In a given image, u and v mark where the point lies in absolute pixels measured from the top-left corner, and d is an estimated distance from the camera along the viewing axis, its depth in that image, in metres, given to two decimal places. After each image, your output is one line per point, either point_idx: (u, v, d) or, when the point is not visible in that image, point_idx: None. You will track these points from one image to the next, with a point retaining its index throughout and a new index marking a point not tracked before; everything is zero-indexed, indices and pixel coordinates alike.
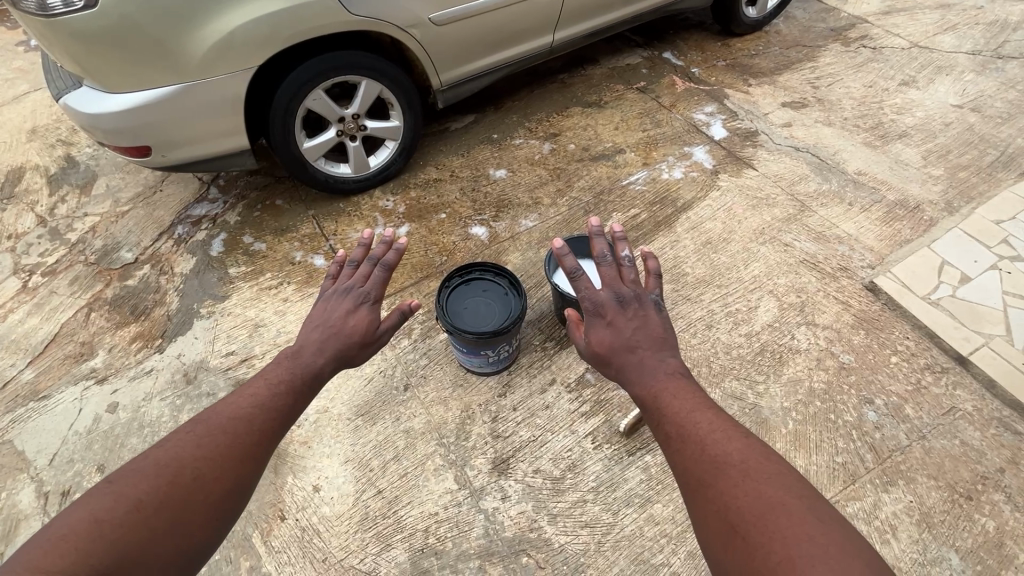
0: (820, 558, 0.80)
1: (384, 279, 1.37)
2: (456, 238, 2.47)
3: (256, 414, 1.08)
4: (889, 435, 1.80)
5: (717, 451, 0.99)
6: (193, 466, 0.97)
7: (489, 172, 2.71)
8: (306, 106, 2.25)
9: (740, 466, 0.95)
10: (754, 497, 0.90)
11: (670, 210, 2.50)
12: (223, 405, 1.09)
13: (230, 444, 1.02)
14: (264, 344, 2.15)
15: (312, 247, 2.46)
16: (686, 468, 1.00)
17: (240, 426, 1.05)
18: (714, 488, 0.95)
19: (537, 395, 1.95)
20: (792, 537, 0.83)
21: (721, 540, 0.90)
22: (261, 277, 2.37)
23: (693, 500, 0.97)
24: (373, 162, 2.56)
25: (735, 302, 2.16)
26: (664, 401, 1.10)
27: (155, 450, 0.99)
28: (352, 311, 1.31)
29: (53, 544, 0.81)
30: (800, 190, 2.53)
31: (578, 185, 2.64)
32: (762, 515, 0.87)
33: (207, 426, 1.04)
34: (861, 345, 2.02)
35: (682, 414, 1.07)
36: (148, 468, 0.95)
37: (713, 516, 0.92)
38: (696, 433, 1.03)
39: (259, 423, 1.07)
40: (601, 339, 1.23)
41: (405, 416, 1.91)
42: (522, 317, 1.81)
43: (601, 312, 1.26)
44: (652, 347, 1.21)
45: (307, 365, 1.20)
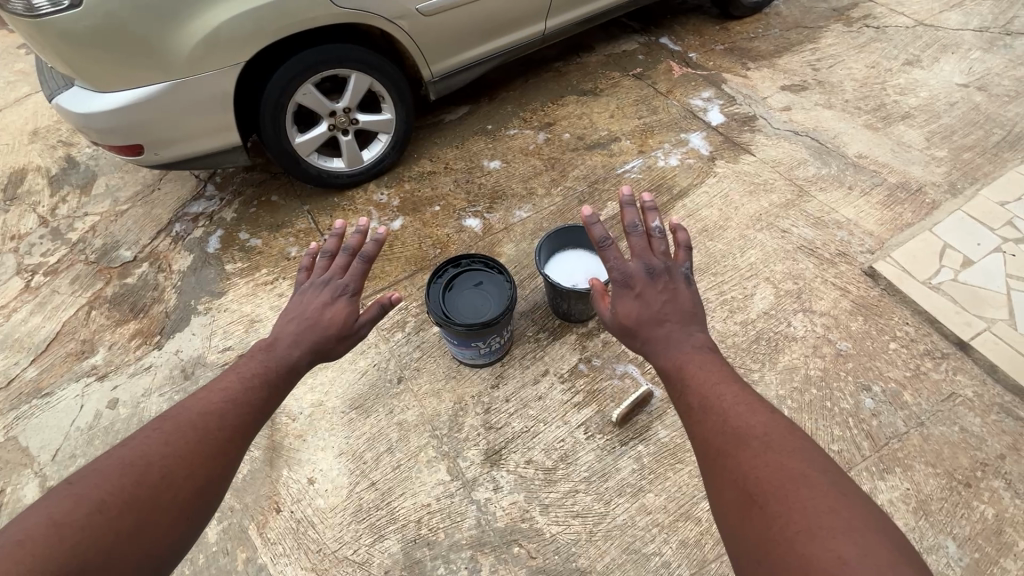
0: (842, 531, 0.80)
1: (363, 271, 1.39)
2: (450, 230, 2.46)
3: (229, 409, 1.09)
4: (886, 423, 1.77)
5: (739, 423, 0.98)
6: (162, 464, 0.97)
7: (484, 164, 2.70)
8: (297, 100, 2.25)
9: (762, 438, 0.95)
10: (775, 469, 0.90)
11: (665, 198, 2.47)
12: (198, 400, 1.10)
13: (201, 440, 1.03)
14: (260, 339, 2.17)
15: (307, 242, 2.47)
16: (706, 438, 0.99)
17: (211, 422, 1.06)
18: (732, 458, 0.94)
19: (530, 386, 1.95)
20: (813, 509, 0.83)
21: (737, 509, 0.90)
22: (257, 273, 2.38)
23: (710, 469, 0.97)
24: (366, 156, 2.56)
25: (731, 290, 2.13)
26: (689, 373, 1.09)
27: (121, 449, 0.98)
28: (331, 303, 1.34)
29: (10, 549, 0.79)
30: (799, 175, 2.48)
31: (573, 175, 2.62)
32: (783, 486, 0.87)
33: (176, 423, 1.04)
34: (859, 331, 1.98)
35: (706, 385, 1.06)
36: (111, 467, 0.94)
37: (731, 486, 0.92)
38: (718, 405, 1.02)
39: (232, 418, 1.09)
40: (627, 311, 1.22)
41: (398, 409, 1.92)
42: (512, 309, 1.79)
43: (629, 284, 1.24)
44: (680, 320, 1.19)
45: (284, 358, 1.23)
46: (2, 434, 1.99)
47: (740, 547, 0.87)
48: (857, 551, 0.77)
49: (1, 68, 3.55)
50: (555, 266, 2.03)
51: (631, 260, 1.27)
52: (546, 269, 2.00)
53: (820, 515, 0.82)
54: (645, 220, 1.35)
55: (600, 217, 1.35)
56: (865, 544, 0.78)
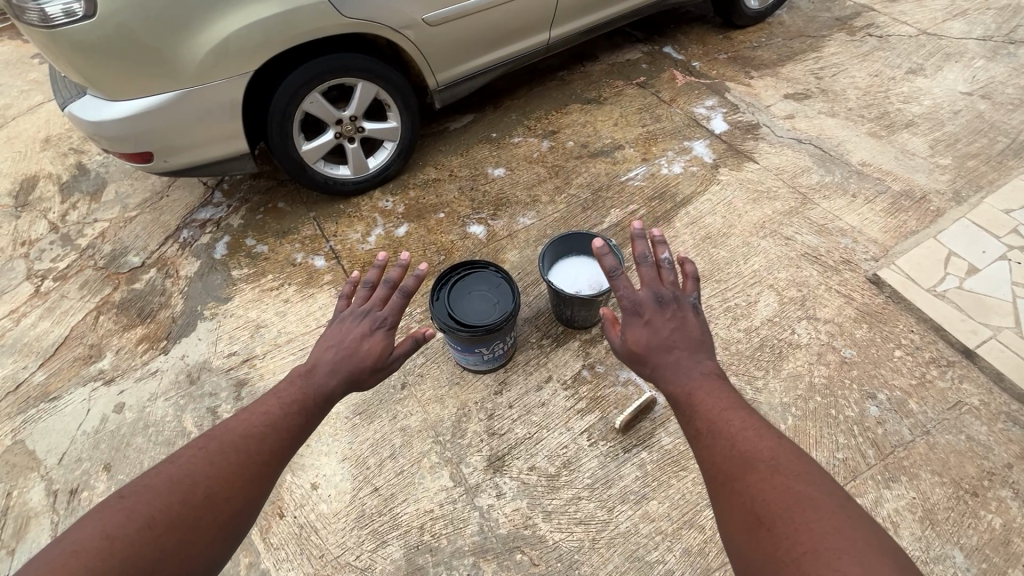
0: (847, 551, 0.79)
1: (399, 303, 1.35)
2: (454, 237, 2.48)
3: (269, 433, 1.10)
4: (892, 430, 1.76)
5: (747, 447, 0.98)
6: (206, 484, 0.99)
7: (488, 171, 2.72)
8: (304, 108, 2.28)
9: (770, 461, 0.95)
10: (782, 490, 0.90)
11: (669, 205, 2.48)
12: (238, 421, 1.11)
13: (241, 462, 1.04)
14: (265, 345, 2.19)
15: (312, 248, 2.49)
16: (713, 461, 1.00)
17: (252, 445, 1.07)
18: (741, 480, 0.94)
19: (534, 392, 1.95)
20: (819, 529, 0.83)
21: (746, 531, 0.90)
22: (263, 279, 2.40)
23: (718, 492, 0.97)
24: (372, 163, 2.59)
25: (735, 297, 2.13)
26: (698, 399, 1.09)
27: (167, 467, 1.00)
28: (371, 332, 1.31)
29: (64, 560, 0.82)
30: (802, 182, 2.49)
31: (577, 182, 2.63)
32: (790, 508, 0.87)
33: (219, 443, 1.06)
34: (863, 339, 1.98)
35: (715, 410, 1.06)
36: (160, 483, 0.97)
37: (739, 508, 0.92)
38: (726, 430, 1.02)
39: (271, 442, 1.09)
40: (637, 336, 1.22)
41: (402, 414, 1.93)
42: (515, 316, 1.79)
43: (639, 311, 1.24)
44: (689, 347, 1.19)
45: (322, 384, 1.21)
46: (10, 438, 2.01)
47: (748, 568, 0.87)
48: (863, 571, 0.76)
49: (15, 77, 3.62)
50: (561, 271, 2.04)
51: (644, 287, 1.27)
52: (551, 275, 2.02)
53: (825, 535, 0.82)
54: (655, 252, 1.35)
55: (610, 248, 1.34)
56: (869, 566, 0.77)
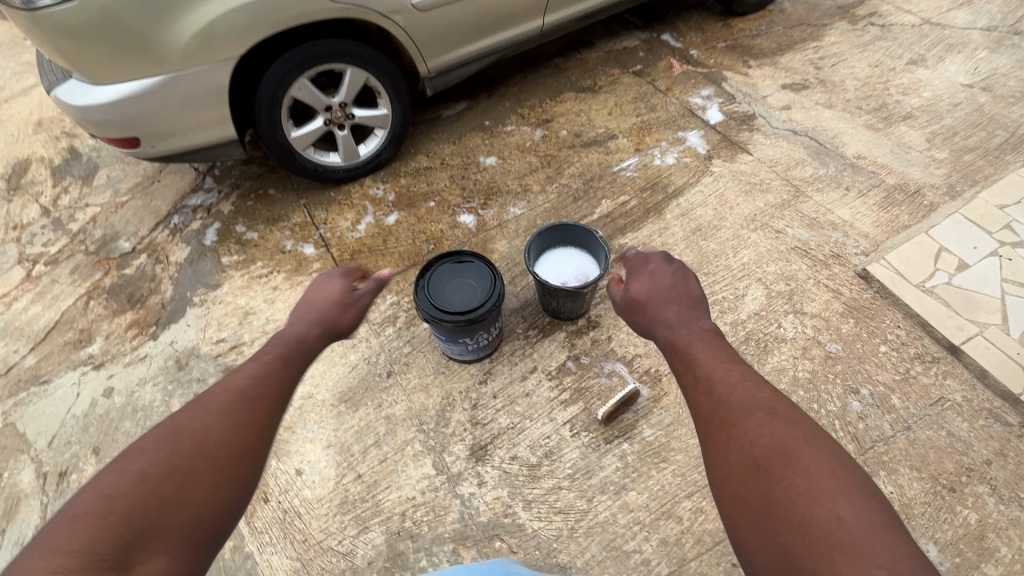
0: (840, 491, 0.82)
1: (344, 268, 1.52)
2: (444, 226, 2.48)
3: (250, 386, 1.14)
4: (873, 426, 1.77)
5: (745, 397, 1.01)
6: (194, 435, 0.99)
7: (480, 160, 2.71)
8: (292, 95, 2.26)
9: (767, 410, 0.98)
10: (777, 435, 0.92)
11: (660, 196, 2.46)
12: (223, 384, 1.13)
13: (226, 413, 1.05)
14: (253, 332, 2.20)
15: (302, 236, 2.49)
16: (710, 409, 1.03)
17: (234, 396, 1.10)
18: (737, 427, 0.97)
19: (518, 382, 1.96)
20: (814, 471, 0.85)
21: (740, 473, 0.91)
22: (252, 266, 2.41)
23: (713, 437, 0.99)
24: (362, 151, 2.57)
25: (722, 290, 2.13)
26: (696, 350, 1.15)
27: (152, 430, 0.99)
28: (341, 295, 1.44)
29: (66, 525, 0.80)
30: (796, 174, 2.46)
31: (568, 172, 2.62)
32: (785, 452, 0.89)
33: (202, 401, 1.07)
34: (849, 334, 1.97)
35: (713, 364, 1.10)
36: (147, 443, 0.96)
37: (734, 452, 0.94)
38: (723, 380, 1.06)
39: (255, 394, 1.12)
40: (641, 287, 1.32)
41: (387, 403, 1.95)
42: (499, 305, 1.79)
43: (647, 266, 1.36)
44: (689, 305, 1.27)
45: (303, 345, 1.31)
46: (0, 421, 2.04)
47: (740, 509, 0.89)
48: (854, 510, 0.79)
49: (8, 58, 3.60)
50: (546, 262, 2.04)
51: (651, 250, 1.39)
52: (536, 266, 2.02)
53: (821, 476, 0.84)
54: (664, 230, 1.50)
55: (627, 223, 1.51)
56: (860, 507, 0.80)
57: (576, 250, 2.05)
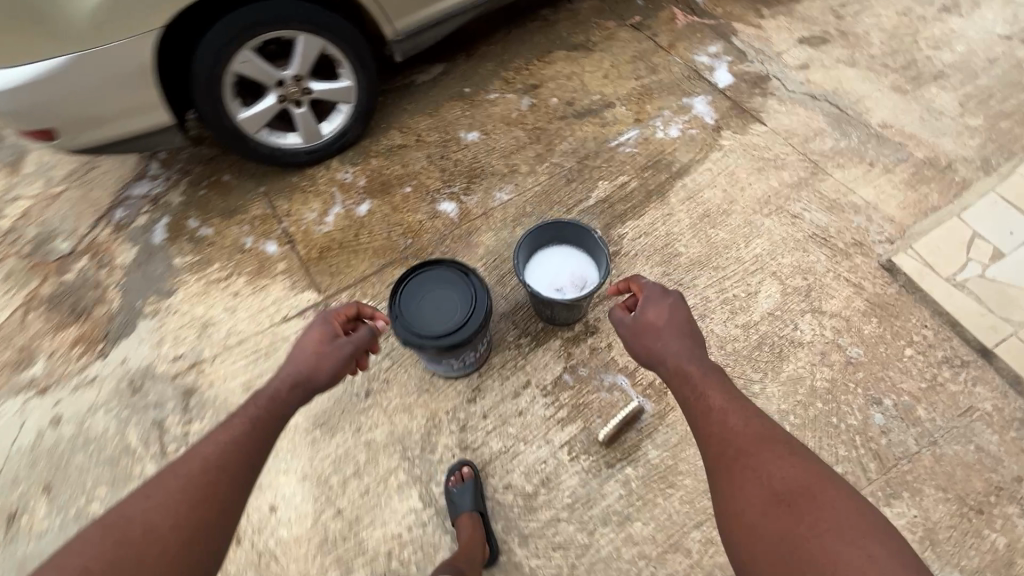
0: (857, 529, 0.98)
1: (328, 313, 1.47)
2: (422, 216, 2.21)
3: (212, 454, 1.15)
4: (896, 441, 1.63)
5: (759, 432, 1.15)
6: (143, 519, 1.03)
7: (460, 135, 2.40)
8: (235, 70, 1.93)
9: (781, 447, 1.12)
10: (797, 472, 1.08)
11: (663, 176, 2.20)
12: (190, 451, 1.16)
13: (181, 487, 1.08)
14: (213, 347, 1.97)
15: (263, 231, 2.22)
16: (730, 440, 1.15)
17: (195, 467, 1.12)
18: (756, 457, 1.11)
19: (510, 400, 1.78)
20: (838, 511, 1.01)
21: (768, 505, 1.05)
22: (209, 268, 2.15)
23: (733, 472, 1.11)
24: (326, 129, 2.25)
25: (732, 287, 1.93)
26: (694, 379, 1.25)
27: (108, 512, 1.04)
28: (324, 346, 1.37)
29: None
30: (814, 148, 2.20)
31: (561, 148, 2.32)
32: (806, 489, 1.05)
33: (160, 477, 1.10)
34: (872, 336, 1.80)
35: (724, 399, 1.21)
36: (94, 530, 1.01)
37: (757, 484, 1.08)
38: (733, 415, 1.18)
39: (216, 460, 1.14)
40: (655, 321, 1.35)
41: (367, 427, 1.77)
42: (486, 324, 1.58)
43: (661, 296, 1.40)
44: (691, 342, 1.33)
45: (277, 404, 1.28)
46: None
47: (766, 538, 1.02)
48: (881, 551, 0.94)
49: None
50: (536, 265, 1.81)
51: (668, 287, 1.42)
52: (526, 271, 1.80)
53: (844, 517, 1.00)
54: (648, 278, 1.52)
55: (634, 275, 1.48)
56: (879, 544, 0.95)
57: (569, 249, 1.82)
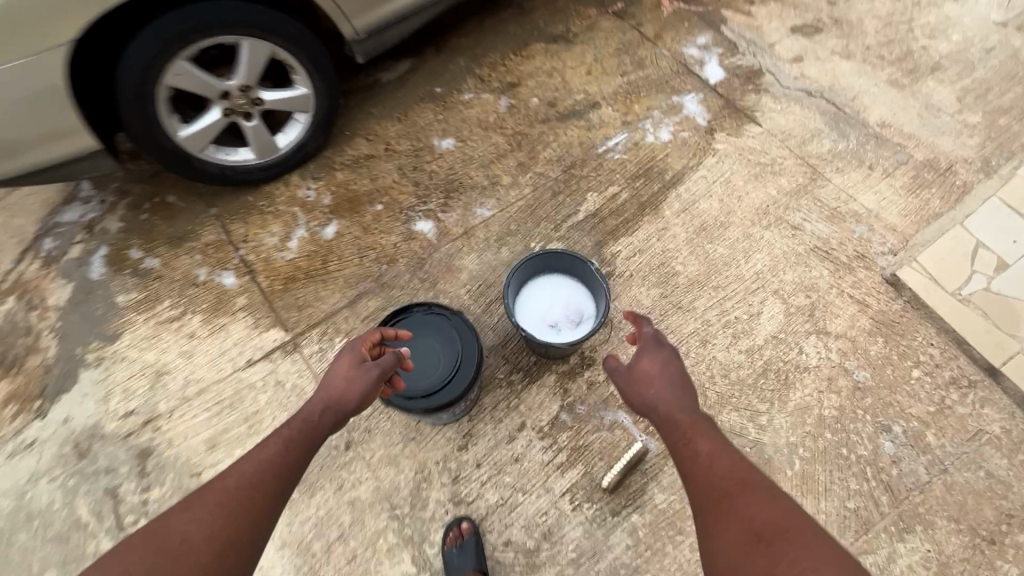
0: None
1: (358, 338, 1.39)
2: (397, 238, 2.01)
3: (256, 469, 1.09)
4: (907, 471, 1.57)
5: (745, 477, 1.03)
6: (181, 529, 0.97)
7: (433, 143, 2.18)
8: (170, 82, 1.66)
9: (765, 492, 1.00)
10: (781, 517, 0.95)
11: (656, 185, 2.05)
12: (234, 465, 1.10)
13: (221, 499, 1.02)
14: (169, 399, 1.76)
15: (218, 260, 1.99)
16: (711, 482, 1.04)
17: (232, 482, 1.06)
18: (736, 500, 0.99)
19: (504, 445, 1.65)
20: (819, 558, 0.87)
21: (745, 545, 0.93)
22: (158, 306, 1.91)
23: (716, 514, 1.00)
24: (282, 142, 2.00)
25: (734, 309, 1.82)
26: (681, 422, 1.14)
27: (152, 522, 0.99)
28: (353, 370, 1.31)
29: None
30: (811, 151, 2.08)
31: (544, 155, 2.14)
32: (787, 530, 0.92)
33: (202, 490, 1.04)
34: (878, 357, 1.72)
35: (713, 442, 1.10)
36: (133, 539, 0.96)
37: (737, 527, 0.95)
38: (719, 457, 1.07)
39: (258, 475, 1.08)
40: (649, 371, 1.24)
41: (349, 484, 1.62)
42: (475, 378, 1.49)
43: (659, 342, 1.28)
44: (682, 386, 1.21)
45: (310, 427, 1.21)
46: None
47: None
48: None
49: None
50: (527, 296, 1.66)
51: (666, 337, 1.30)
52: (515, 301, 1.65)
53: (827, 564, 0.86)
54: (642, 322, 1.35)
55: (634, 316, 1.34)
56: None
57: (566, 278, 1.67)
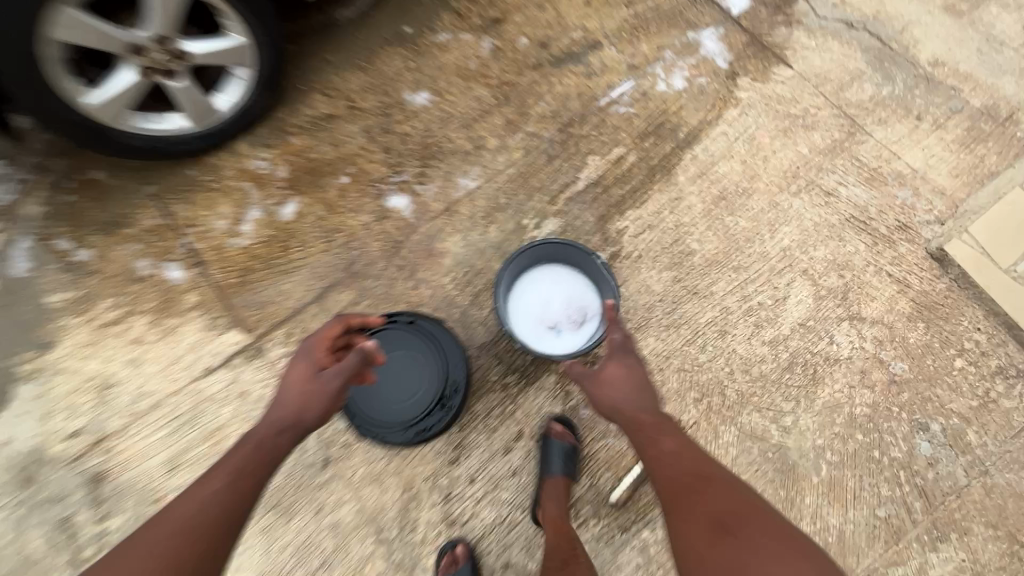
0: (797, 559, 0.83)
1: (313, 339, 1.28)
2: (368, 217, 1.73)
3: (197, 508, 0.99)
4: (945, 474, 1.43)
5: (703, 467, 1.00)
6: None
7: (404, 97, 1.83)
8: (59, 36, 1.33)
9: (723, 481, 0.97)
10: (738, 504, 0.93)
11: (668, 146, 1.75)
12: (175, 503, 1.02)
13: (158, 548, 0.93)
14: (120, 416, 1.56)
15: (161, 249, 1.71)
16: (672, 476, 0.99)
17: (172, 523, 0.97)
18: (697, 491, 0.95)
19: (500, 457, 1.48)
20: (777, 543, 0.86)
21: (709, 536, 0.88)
22: (96, 307, 1.66)
23: (679, 512, 0.94)
24: (222, 103, 1.65)
25: (757, 293, 1.60)
26: (645, 424, 1.07)
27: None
28: (310, 380, 1.21)
29: None
30: (850, 98, 1.77)
31: (537, 111, 1.80)
32: (746, 516, 0.91)
33: (141, 536, 0.96)
34: (918, 346, 1.53)
35: (675, 441, 1.05)
36: None
37: (698, 517, 0.91)
38: (680, 451, 1.03)
39: (200, 514, 0.99)
40: (614, 377, 1.13)
41: (329, 506, 1.45)
42: (455, 415, 1.49)
43: (625, 347, 1.16)
44: (647, 388, 1.12)
45: (264, 449, 1.12)
46: None
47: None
48: None
49: None
50: (525, 289, 1.44)
51: (630, 335, 1.18)
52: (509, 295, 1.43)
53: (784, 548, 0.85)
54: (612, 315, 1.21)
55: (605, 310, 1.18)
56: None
57: (572, 271, 1.44)
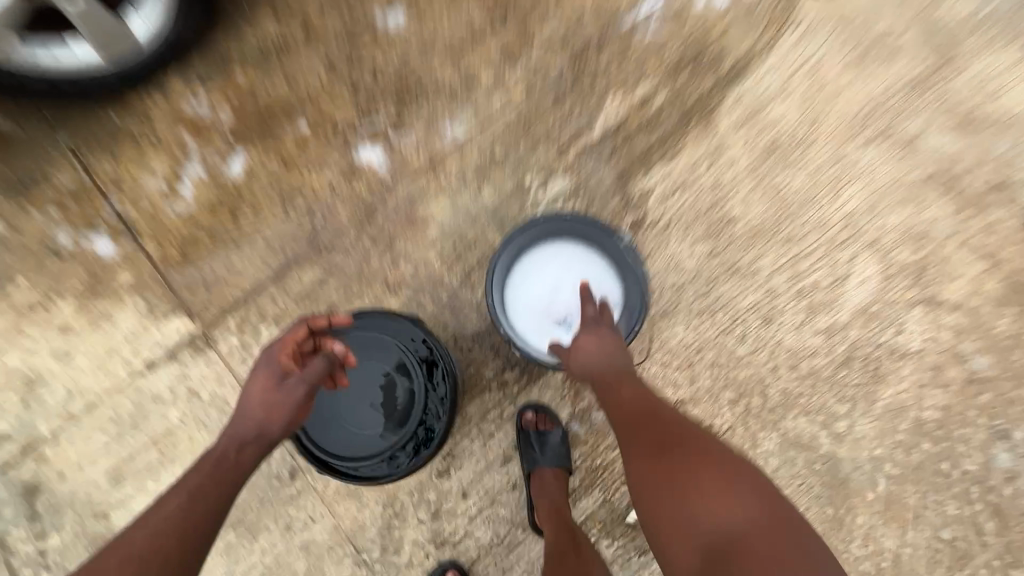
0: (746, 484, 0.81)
1: (278, 344, 1.05)
2: (334, 175, 1.41)
3: (157, 535, 0.81)
4: (1021, 489, 1.22)
5: (661, 410, 0.96)
6: None
7: (372, 16, 1.41)
8: None
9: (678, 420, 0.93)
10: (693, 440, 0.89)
11: (709, 82, 1.38)
12: (129, 533, 0.82)
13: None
14: (50, 419, 1.32)
15: (79, 216, 1.39)
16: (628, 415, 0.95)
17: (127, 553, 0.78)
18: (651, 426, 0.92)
19: (498, 468, 1.26)
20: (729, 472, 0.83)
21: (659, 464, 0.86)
22: (7, 289, 1.37)
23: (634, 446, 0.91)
24: (137, 31, 1.27)
25: (812, 272, 1.31)
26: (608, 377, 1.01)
27: None
28: (274, 390, 1.01)
29: None
30: (947, 15, 1.37)
31: (541, 34, 1.40)
32: (699, 448, 0.87)
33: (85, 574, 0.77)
34: (1002, 336, 1.27)
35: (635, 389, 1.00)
36: None
37: (654, 451, 0.88)
38: (639, 396, 0.98)
39: (162, 540, 0.80)
40: (585, 345, 1.07)
41: (299, 524, 1.25)
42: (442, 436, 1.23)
43: (599, 320, 1.10)
44: (612, 344, 1.07)
45: (224, 467, 0.93)
46: None
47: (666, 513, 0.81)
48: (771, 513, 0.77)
49: None
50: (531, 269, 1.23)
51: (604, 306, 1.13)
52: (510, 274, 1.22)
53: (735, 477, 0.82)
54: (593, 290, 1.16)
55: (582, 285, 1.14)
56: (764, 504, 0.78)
57: (593, 253, 1.23)
